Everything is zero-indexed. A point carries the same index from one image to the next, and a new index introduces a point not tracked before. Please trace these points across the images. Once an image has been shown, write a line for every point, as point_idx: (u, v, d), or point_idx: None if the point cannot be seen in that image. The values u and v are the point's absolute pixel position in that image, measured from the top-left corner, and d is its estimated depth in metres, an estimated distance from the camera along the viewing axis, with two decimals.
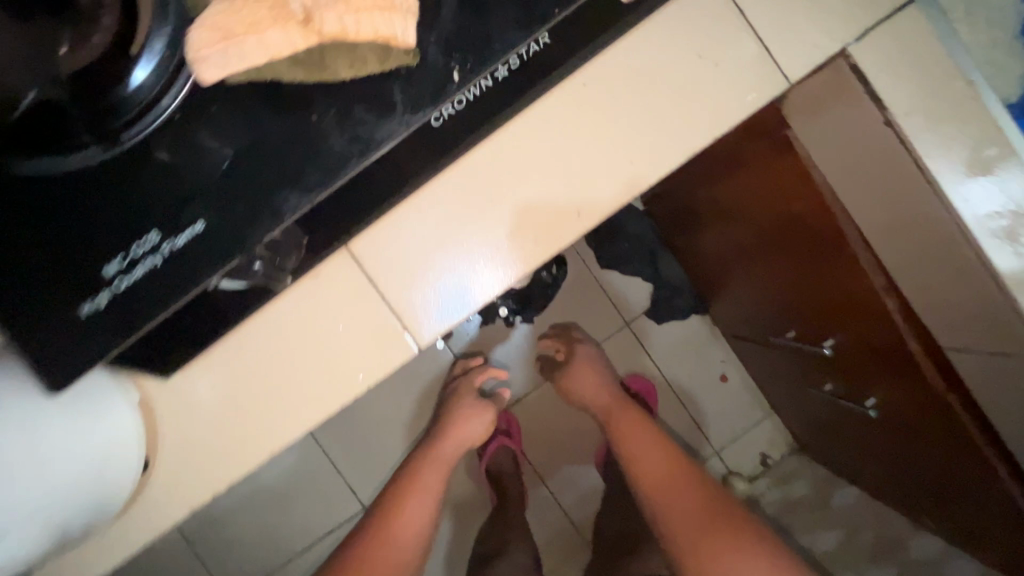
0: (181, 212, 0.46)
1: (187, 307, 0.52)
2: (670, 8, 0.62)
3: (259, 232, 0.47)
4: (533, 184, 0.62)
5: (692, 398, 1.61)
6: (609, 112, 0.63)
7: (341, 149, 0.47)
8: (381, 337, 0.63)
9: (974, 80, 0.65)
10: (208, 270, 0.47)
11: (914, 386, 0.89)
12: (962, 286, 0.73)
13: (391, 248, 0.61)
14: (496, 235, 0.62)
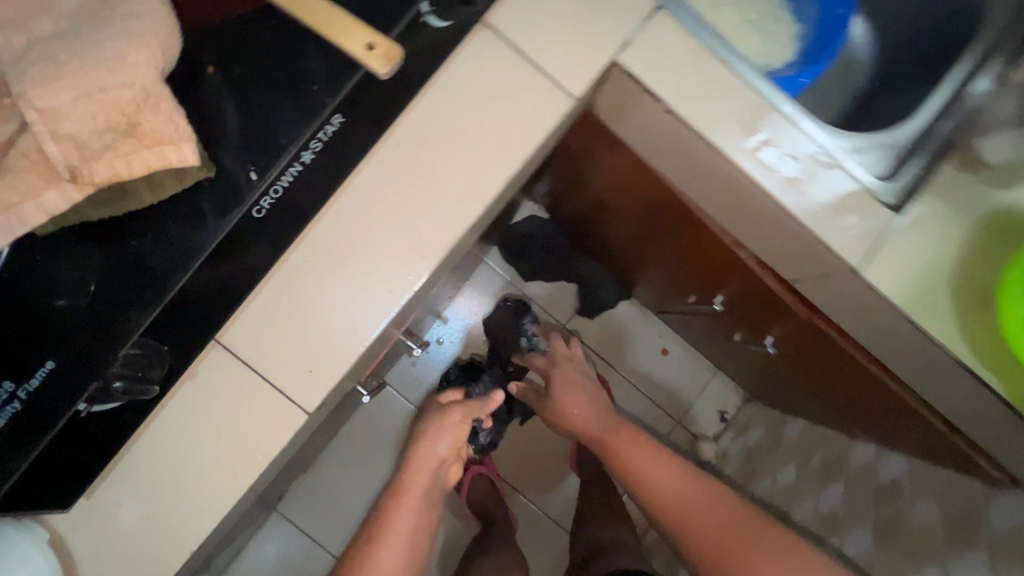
0: (28, 357, 0.53)
1: (64, 435, 0.58)
2: (454, 65, 0.71)
3: (111, 353, 0.56)
4: (373, 241, 0.68)
5: (640, 380, 1.68)
6: (423, 162, 0.70)
7: (164, 266, 0.58)
8: (268, 415, 0.66)
9: (725, 59, 0.77)
10: (70, 399, 0.55)
11: (788, 317, 1.00)
12: (776, 230, 0.83)
13: (259, 330, 0.66)
14: (354, 292, 0.68)
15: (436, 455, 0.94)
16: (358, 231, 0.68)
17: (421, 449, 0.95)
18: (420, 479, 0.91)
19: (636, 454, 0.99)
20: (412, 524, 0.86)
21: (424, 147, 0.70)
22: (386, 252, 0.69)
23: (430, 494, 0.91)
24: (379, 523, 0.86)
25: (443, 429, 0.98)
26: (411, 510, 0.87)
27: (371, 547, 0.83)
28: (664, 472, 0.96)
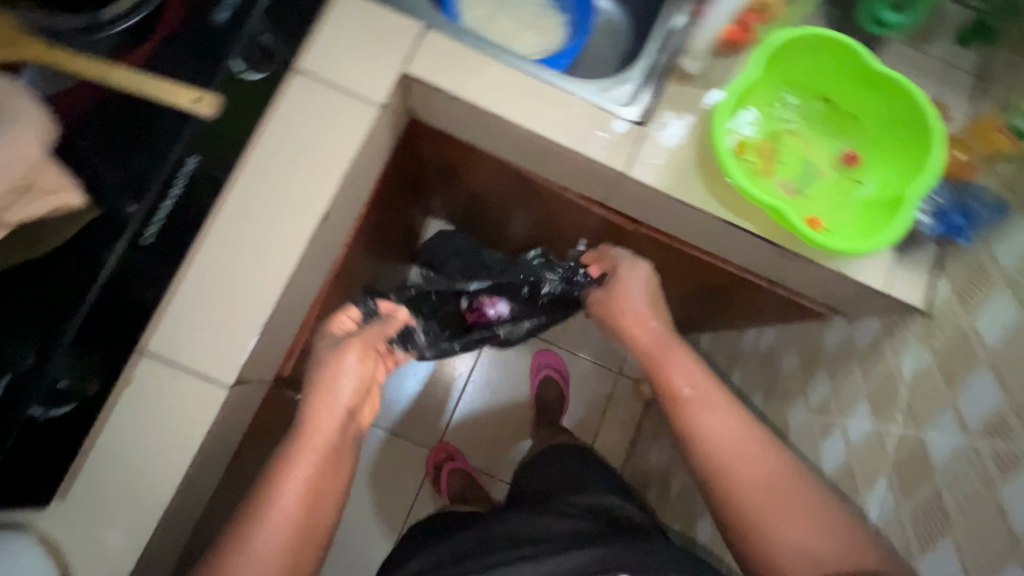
0: (83, 290, 0.70)
1: (42, 373, 0.69)
2: (299, 84, 0.95)
3: (109, 255, 0.72)
4: (292, 223, 0.92)
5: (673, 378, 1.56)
6: (293, 183, 0.93)
7: (131, 211, 0.72)
8: (203, 360, 0.87)
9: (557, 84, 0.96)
10: (65, 341, 0.69)
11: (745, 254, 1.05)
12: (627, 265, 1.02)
13: (175, 336, 0.87)
14: (267, 268, 0.90)
15: (337, 394, 0.86)
16: (269, 218, 0.91)
17: (315, 391, 0.86)
18: (328, 425, 0.84)
19: (712, 399, 0.86)
20: (310, 474, 0.79)
21: (286, 170, 0.93)
22: (275, 264, 0.90)
23: (333, 448, 0.83)
24: (279, 466, 0.80)
25: (345, 366, 0.87)
26: (306, 466, 0.79)
27: (280, 479, 0.78)
28: (727, 416, 0.84)
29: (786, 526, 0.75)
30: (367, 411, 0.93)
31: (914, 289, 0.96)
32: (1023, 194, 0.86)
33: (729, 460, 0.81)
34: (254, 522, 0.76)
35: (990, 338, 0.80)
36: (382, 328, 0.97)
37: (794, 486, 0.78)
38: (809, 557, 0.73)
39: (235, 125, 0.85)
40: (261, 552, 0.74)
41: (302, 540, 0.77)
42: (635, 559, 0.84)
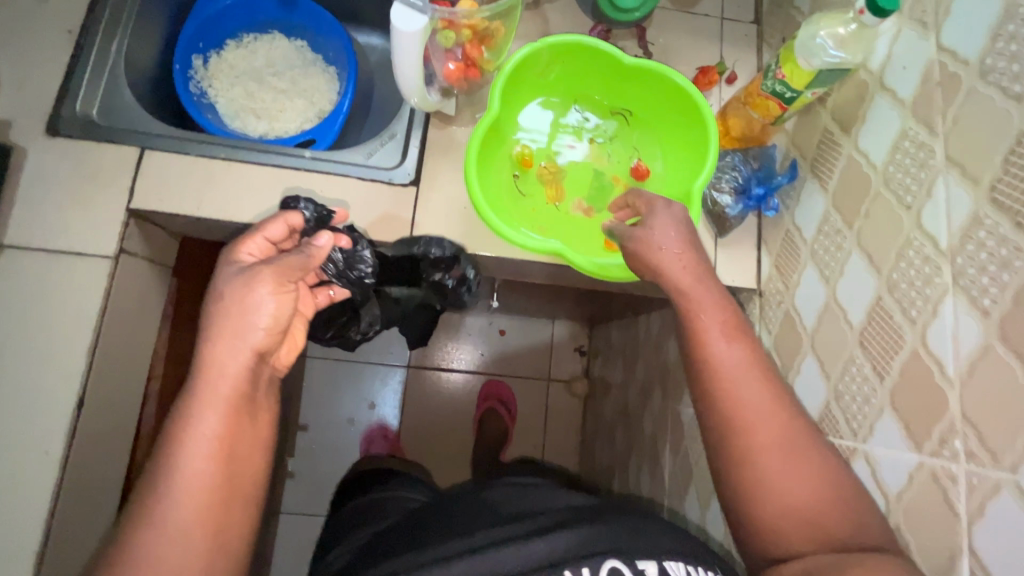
0: None
1: None
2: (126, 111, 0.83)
3: None
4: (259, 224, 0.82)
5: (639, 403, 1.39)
6: (258, 185, 0.82)
7: None
8: (36, 417, 0.73)
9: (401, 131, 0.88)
10: None
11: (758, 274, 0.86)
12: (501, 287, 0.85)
13: None
14: (61, 326, 0.75)
15: (247, 328, 0.55)
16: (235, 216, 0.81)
17: (224, 315, 0.54)
18: (236, 369, 0.54)
19: (707, 329, 0.60)
20: (219, 436, 0.52)
21: (211, 188, 0.81)
22: (70, 329, 0.75)
23: (246, 397, 0.55)
24: (178, 417, 0.53)
25: (256, 294, 0.55)
26: (213, 422, 0.52)
27: (178, 456, 0.51)
28: (734, 354, 0.59)
29: (787, 472, 0.55)
30: (302, 337, 0.66)
31: (741, 270, 0.86)
32: (808, 152, 0.78)
33: (737, 398, 0.57)
34: (158, 493, 0.50)
35: (808, 316, 0.73)
36: (304, 260, 0.60)
37: (805, 435, 0.57)
38: (800, 520, 0.53)
39: (151, 176, 0.80)
40: (176, 520, 0.49)
41: (230, 510, 0.52)
42: (629, 537, 0.62)
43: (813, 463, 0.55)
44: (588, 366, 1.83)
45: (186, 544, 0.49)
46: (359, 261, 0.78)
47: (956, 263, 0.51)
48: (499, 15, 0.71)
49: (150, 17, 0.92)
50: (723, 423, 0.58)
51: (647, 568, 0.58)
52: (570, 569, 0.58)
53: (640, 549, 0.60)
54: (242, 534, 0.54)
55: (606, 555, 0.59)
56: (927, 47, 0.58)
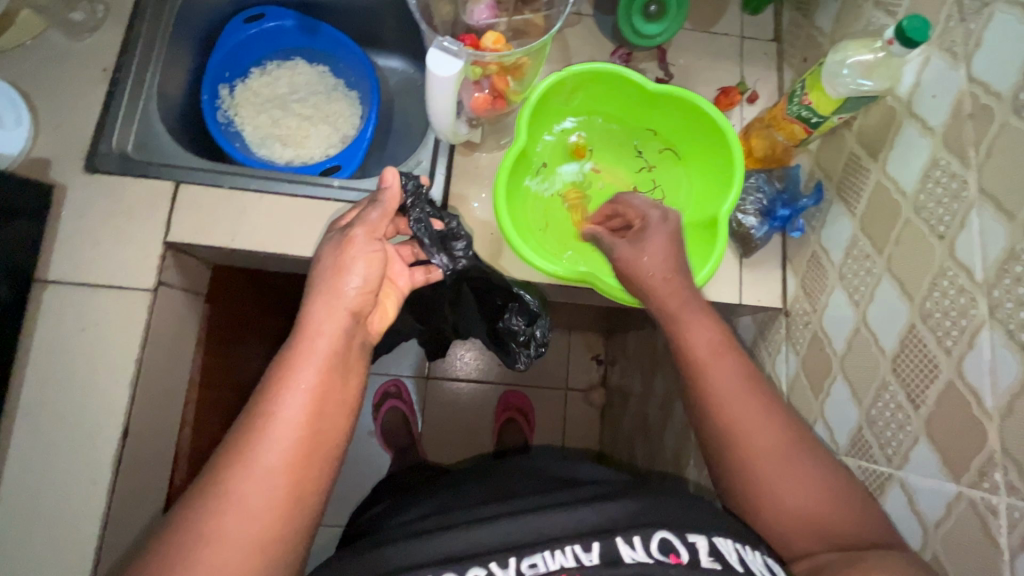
0: None
1: None
2: (165, 146, 0.86)
3: None
4: (287, 251, 0.82)
5: (658, 412, 1.40)
6: (285, 213, 0.83)
7: None
8: (83, 446, 0.75)
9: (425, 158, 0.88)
10: None
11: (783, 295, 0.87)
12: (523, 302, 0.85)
13: (27, 433, 0.74)
14: (101, 361, 0.77)
15: (342, 287, 0.61)
16: (263, 244, 0.82)
17: (322, 281, 0.61)
18: (330, 329, 0.59)
19: (700, 359, 0.64)
20: (313, 384, 0.56)
21: (244, 219, 0.82)
22: (109, 361, 0.77)
23: (341, 354, 0.59)
24: (277, 373, 0.57)
25: (349, 257, 0.63)
26: (311, 373, 0.56)
27: (272, 408, 0.54)
28: (728, 372, 0.63)
29: (784, 483, 0.59)
30: (390, 308, 0.70)
31: (766, 290, 0.87)
32: (836, 179, 0.78)
33: (733, 412, 0.61)
34: (248, 440, 0.53)
35: (838, 339, 0.73)
36: (381, 211, 0.67)
37: (799, 441, 0.61)
38: (802, 515, 0.58)
39: (186, 210, 0.82)
40: (265, 467, 0.52)
41: (310, 466, 0.54)
42: (679, 513, 0.61)
43: (807, 470, 0.59)
44: (606, 374, 1.83)
45: (278, 476, 0.53)
46: (454, 239, 0.78)
47: (992, 297, 0.52)
48: (526, 49, 0.71)
49: (179, 51, 0.94)
50: (720, 437, 0.62)
51: (699, 542, 0.56)
52: (622, 537, 0.58)
53: (688, 523, 0.59)
54: (321, 491, 0.56)
55: (656, 527, 0.58)
56: (958, 78, 0.58)
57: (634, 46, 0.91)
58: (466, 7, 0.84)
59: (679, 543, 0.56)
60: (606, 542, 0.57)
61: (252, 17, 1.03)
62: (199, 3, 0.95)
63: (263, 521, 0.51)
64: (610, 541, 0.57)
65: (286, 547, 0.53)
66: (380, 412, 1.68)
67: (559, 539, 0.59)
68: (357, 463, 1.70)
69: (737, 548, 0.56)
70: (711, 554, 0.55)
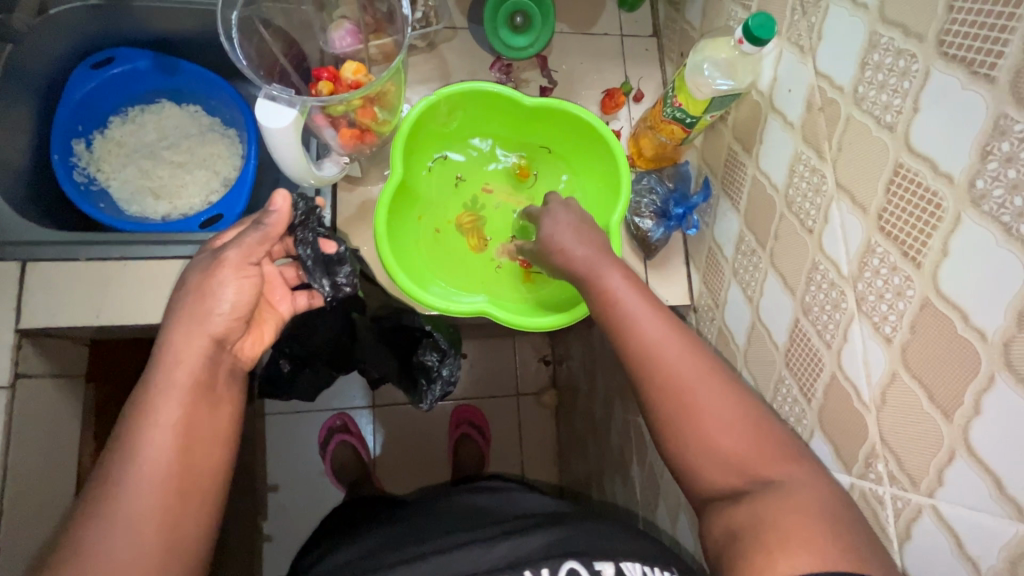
0: None
1: None
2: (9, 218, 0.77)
3: None
4: (158, 317, 0.75)
5: (603, 411, 1.40)
6: (154, 277, 0.76)
7: None
8: None
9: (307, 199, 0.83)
10: None
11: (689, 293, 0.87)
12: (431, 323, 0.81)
13: None
14: None
15: (208, 311, 0.57)
16: (129, 312, 0.75)
17: (184, 304, 0.56)
18: (193, 359, 0.55)
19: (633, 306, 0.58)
20: (181, 421, 0.53)
21: (110, 291, 0.75)
22: None
23: (207, 386, 0.56)
24: (133, 412, 0.52)
25: (216, 281, 0.57)
26: (175, 408, 0.53)
27: (133, 450, 0.50)
28: (652, 316, 0.57)
29: (713, 416, 0.53)
30: (266, 334, 0.67)
31: (673, 291, 0.87)
32: (720, 174, 0.77)
33: (661, 357, 0.55)
34: (106, 492, 0.48)
35: (739, 335, 0.74)
36: (262, 233, 0.61)
37: (724, 378, 0.55)
38: (727, 459, 0.53)
39: (39, 289, 0.73)
40: (130, 515, 0.48)
41: (184, 507, 0.51)
42: (591, 542, 0.62)
43: (736, 406, 0.54)
44: (554, 374, 1.82)
45: (145, 526, 0.49)
46: (339, 265, 0.72)
47: (858, 289, 0.52)
48: (385, 76, 0.67)
49: (15, 109, 0.84)
50: (642, 371, 0.56)
51: (606, 569, 0.57)
52: (529, 569, 0.58)
53: (598, 551, 0.60)
54: (199, 531, 0.52)
55: (565, 557, 0.59)
56: (807, 71, 0.59)
57: (512, 57, 0.88)
58: (326, 35, 0.79)
59: (586, 572, 0.57)
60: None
61: (99, 62, 0.94)
62: (31, 54, 0.85)
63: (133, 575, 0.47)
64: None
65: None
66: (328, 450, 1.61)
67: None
68: (309, 506, 1.63)
69: (644, 571, 0.58)
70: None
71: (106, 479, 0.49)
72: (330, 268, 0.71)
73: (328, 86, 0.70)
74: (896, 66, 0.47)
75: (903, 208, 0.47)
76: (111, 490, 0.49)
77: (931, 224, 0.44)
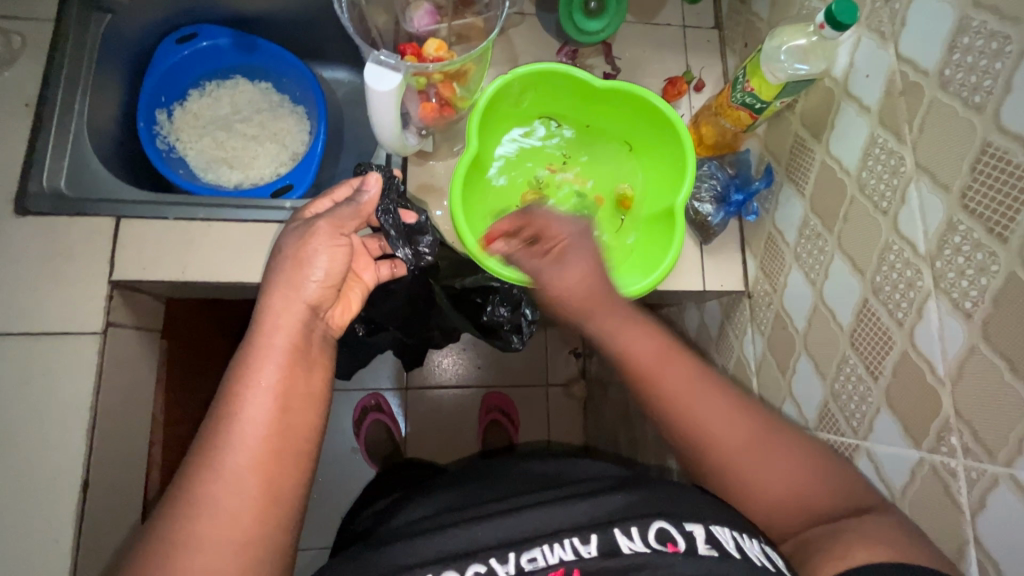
0: None
1: None
2: (104, 179, 0.82)
3: None
4: (237, 278, 0.79)
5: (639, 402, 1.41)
6: (236, 239, 0.80)
7: None
8: (42, 499, 0.71)
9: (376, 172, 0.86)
10: None
11: (744, 278, 0.88)
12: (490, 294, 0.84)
13: None
14: (55, 411, 0.73)
15: (303, 279, 0.60)
16: (212, 271, 0.79)
17: (282, 273, 0.59)
18: (290, 325, 0.58)
19: (671, 370, 0.63)
20: (279, 383, 0.54)
21: (194, 252, 0.79)
22: (62, 411, 0.73)
23: (302, 350, 0.57)
24: (238, 372, 0.55)
25: (311, 248, 0.61)
26: (273, 370, 0.55)
27: (237, 407, 0.52)
28: (690, 385, 0.62)
29: (759, 469, 0.59)
30: (355, 303, 0.69)
31: (727, 275, 0.88)
32: (784, 158, 0.79)
33: (693, 425, 0.61)
34: (215, 444, 0.51)
35: (798, 318, 0.75)
36: (354, 209, 0.64)
37: (769, 430, 0.61)
38: (789, 500, 0.58)
39: (131, 245, 0.78)
40: (235, 469, 0.50)
41: (283, 463, 0.53)
42: (680, 502, 0.59)
43: (782, 458, 0.60)
44: (584, 366, 1.84)
45: (250, 479, 0.50)
46: (421, 235, 0.76)
47: (935, 267, 0.54)
48: (470, 55, 0.70)
49: (109, 77, 0.90)
50: (679, 433, 0.63)
51: (696, 530, 0.56)
52: (619, 528, 0.57)
53: (688, 513, 0.58)
54: (296, 486, 0.53)
55: (654, 517, 0.57)
56: (887, 57, 0.60)
57: (579, 43, 0.91)
58: (404, 14, 0.82)
59: (677, 532, 0.55)
60: (603, 534, 0.57)
61: (184, 37, 0.98)
62: (125, 26, 0.91)
63: (244, 521, 0.49)
64: (608, 534, 0.57)
65: (272, 545, 0.51)
66: (363, 428, 1.65)
67: (559, 533, 0.59)
68: (342, 482, 1.67)
69: (735, 537, 0.55)
70: (707, 542, 0.55)
71: (216, 432, 0.52)
72: (412, 236, 0.75)
73: (412, 60, 0.73)
74: (988, 48, 0.49)
75: (990, 187, 0.48)
76: (218, 443, 0.51)
77: (1020, 201, 0.46)
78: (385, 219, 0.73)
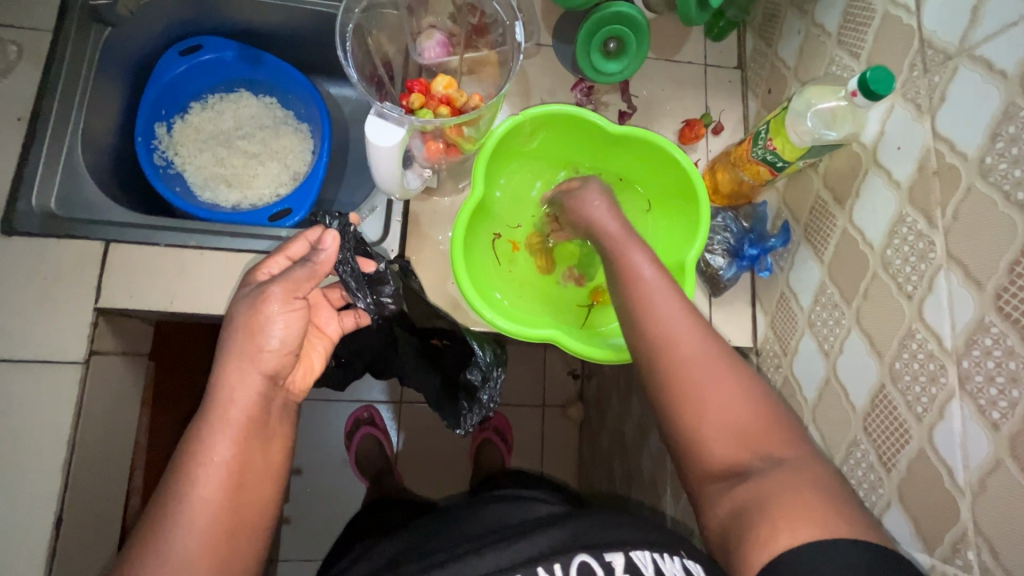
0: None
1: None
2: (95, 200, 0.80)
3: None
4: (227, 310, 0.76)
5: (636, 436, 1.38)
6: (228, 269, 0.77)
7: None
8: (17, 532, 0.69)
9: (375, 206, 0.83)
10: None
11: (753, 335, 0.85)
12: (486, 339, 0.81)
13: None
14: (32, 442, 0.71)
15: (259, 349, 0.57)
16: (200, 303, 0.76)
17: (236, 341, 0.57)
18: (244, 397, 0.56)
19: (654, 291, 0.59)
20: (231, 461, 0.53)
21: (184, 280, 0.76)
22: (40, 443, 0.71)
23: (258, 422, 0.56)
24: (187, 448, 0.53)
25: (265, 317, 0.57)
26: (225, 447, 0.53)
27: (186, 489, 0.51)
28: (668, 301, 0.58)
29: (718, 391, 0.55)
30: (317, 362, 0.67)
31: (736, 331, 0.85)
32: (800, 217, 0.76)
33: (670, 336, 0.57)
34: (162, 527, 0.50)
35: (808, 387, 0.72)
36: (310, 270, 0.60)
37: (734, 363, 0.56)
38: (731, 432, 0.54)
39: (118, 271, 0.75)
40: (183, 552, 0.49)
41: (235, 545, 0.52)
42: (602, 532, 0.58)
43: (740, 383, 0.55)
44: (582, 389, 1.81)
45: (198, 562, 0.50)
46: (382, 284, 0.75)
47: (961, 367, 0.50)
48: (484, 105, 0.67)
49: (106, 91, 0.87)
50: (651, 347, 0.57)
51: (616, 559, 0.54)
52: (541, 566, 0.54)
53: (607, 541, 0.56)
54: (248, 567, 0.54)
55: (578, 551, 0.55)
56: (923, 132, 0.57)
57: (595, 79, 0.87)
58: (415, 43, 0.78)
59: (597, 563, 0.53)
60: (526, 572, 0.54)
61: (188, 49, 0.95)
62: (127, 38, 0.88)
63: None
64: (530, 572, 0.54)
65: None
66: (354, 441, 1.63)
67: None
68: (331, 494, 1.65)
69: (654, 559, 0.54)
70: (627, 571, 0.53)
71: (161, 516, 0.50)
72: (370, 289, 0.73)
73: (419, 99, 0.69)
74: None
75: None
76: (165, 525, 0.50)
77: None
78: (341, 269, 0.71)
